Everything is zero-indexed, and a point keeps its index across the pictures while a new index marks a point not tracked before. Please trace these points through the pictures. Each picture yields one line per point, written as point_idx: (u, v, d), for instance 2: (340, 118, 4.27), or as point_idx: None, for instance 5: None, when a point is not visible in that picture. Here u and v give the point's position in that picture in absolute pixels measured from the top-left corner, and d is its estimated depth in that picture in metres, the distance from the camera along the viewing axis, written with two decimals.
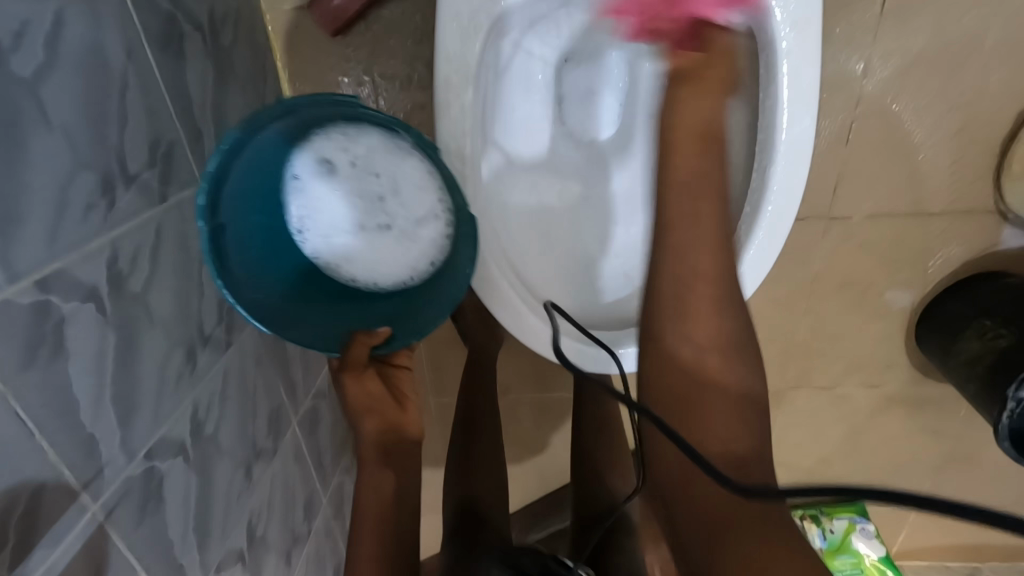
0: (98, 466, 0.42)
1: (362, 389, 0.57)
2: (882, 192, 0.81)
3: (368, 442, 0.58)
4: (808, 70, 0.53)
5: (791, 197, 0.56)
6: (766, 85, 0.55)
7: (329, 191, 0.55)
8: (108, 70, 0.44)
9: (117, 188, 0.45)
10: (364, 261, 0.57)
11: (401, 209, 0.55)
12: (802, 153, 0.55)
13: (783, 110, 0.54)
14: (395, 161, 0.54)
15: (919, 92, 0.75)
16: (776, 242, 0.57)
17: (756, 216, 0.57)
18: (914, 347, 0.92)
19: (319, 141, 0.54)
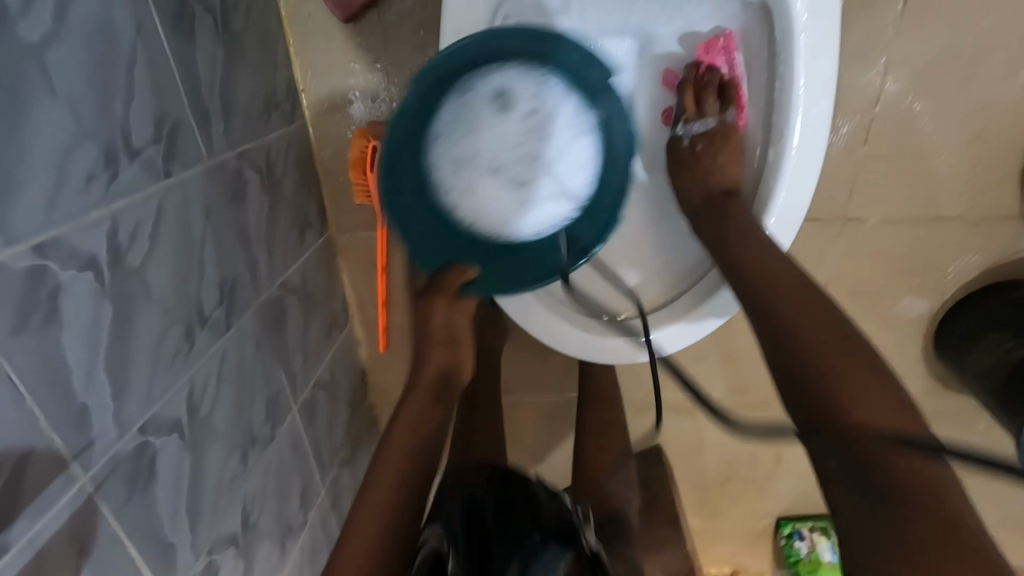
0: (89, 437, 0.42)
1: (440, 315, 0.60)
2: (900, 195, 0.79)
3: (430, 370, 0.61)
4: (822, 53, 0.52)
5: (803, 184, 0.55)
6: (779, 70, 0.54)
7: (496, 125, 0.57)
8: (116, 43, 0.45)
9: (120, 161, 0.45)
10: (477, 199, 0.59)
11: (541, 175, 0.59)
12: (818, 140, 0.54)
13: (799, 97, 0.53)
14: (566, 136, 0.58)
15: (940, 91, 0.73)
16: (789, 230, 0.57)
17: (766, 202, 0.57)
18: (931, 358, 0.90)
19: (519, 78, 0.57)
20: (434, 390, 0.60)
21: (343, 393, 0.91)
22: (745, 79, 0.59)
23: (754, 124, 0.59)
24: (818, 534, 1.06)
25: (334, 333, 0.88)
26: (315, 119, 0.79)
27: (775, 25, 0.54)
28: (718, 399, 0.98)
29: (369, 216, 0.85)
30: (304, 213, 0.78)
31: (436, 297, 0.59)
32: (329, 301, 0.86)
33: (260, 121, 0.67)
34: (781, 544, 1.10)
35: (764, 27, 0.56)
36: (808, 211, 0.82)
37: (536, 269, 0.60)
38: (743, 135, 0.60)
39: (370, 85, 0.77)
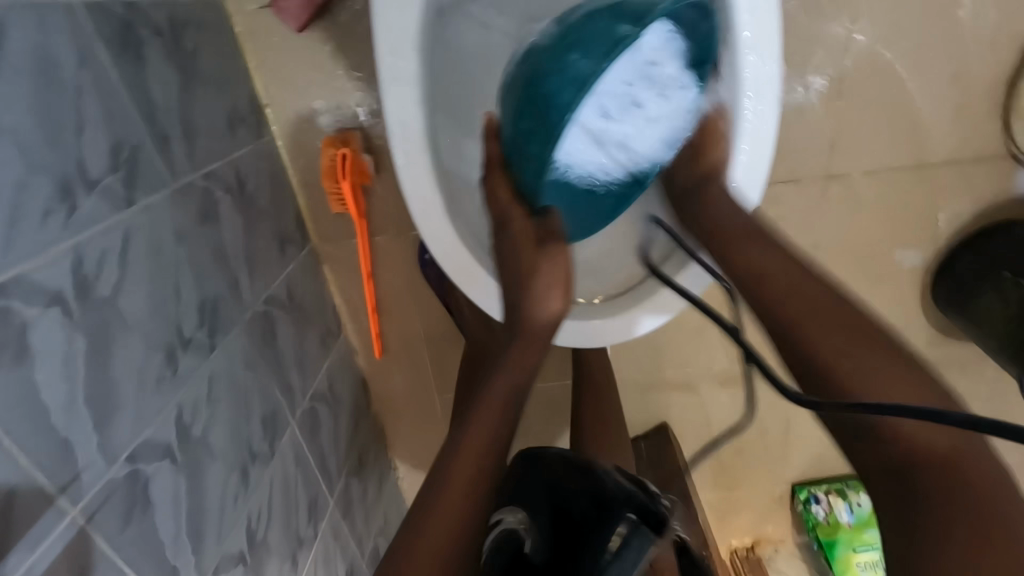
0: (74, 471, 0.42)
1: (551, 258, 0.57)
2: (881, 146, 0.78)
3: (540, 313, 0.55)
4: (764, 12, 0.50)
5: (761, 145, 0.55)
6: (721, 28, 0.52)
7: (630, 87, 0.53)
8: (60, 76, 0.44)
9: (78, 194, 0.45)
10: (578, 147, 0.56)
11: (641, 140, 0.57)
12: (769, 98, 0.53)
13: (744, 57, 0.51)
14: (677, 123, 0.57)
15: (910, 36, 0.71)
16: (751, 192, 0.57)
17: (727, 169, 0.56)
18: (930, 308, 0.88)
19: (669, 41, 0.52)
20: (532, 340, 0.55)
21: (343, 401, 0.91)
22: None
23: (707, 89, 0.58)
24: (834, 497, 1.05)
25: (328, 343, 0.88)
26: (284, 131, 0.79)
27: None
28: (720, 371, 0.97)
29: (350, 224, 0.85)
30: (283, 227, 0.78)
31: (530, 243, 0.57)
32: (320, 312, 0.86)
33: (225, 140, 0.67)
34: (799, 509, 1.09)
35: None
36: (790, 173, 0.80)
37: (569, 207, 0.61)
38: None
39: (333, 92, 0.76)
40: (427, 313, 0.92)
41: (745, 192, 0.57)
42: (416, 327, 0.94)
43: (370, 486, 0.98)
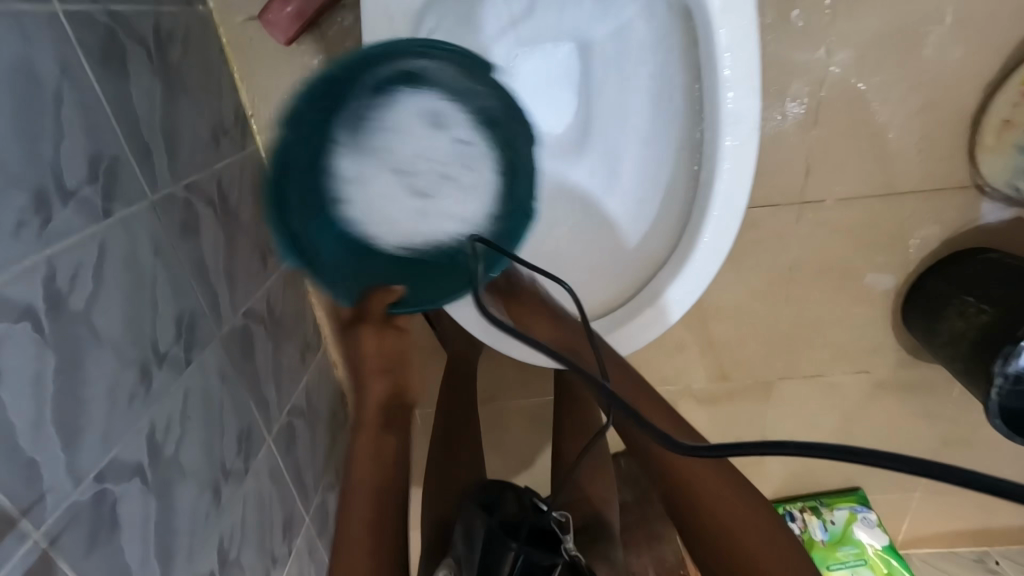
0: (39, 492, 0.41)
1: (382, 342, 0.65)
2: (853, 174, 0.80)
3: (370, 401, 0.65)
4: (745, 47, 0.52)
5: (741, 175, 0.55)
6: (705, 62, 0.54)
7: (421, 137, 0.58)
8: (41, 86, 0.44)
9: (53, 206, 0.44)
10: (369, 208, 0.58)
11: (450, 197, 0.59)
12: (749, 128, 0.54)
13: (725, 88, 0.53)
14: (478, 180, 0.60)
15: (882, 71, 0.74)
16: (731, 223, 0.56)
17: (709, 196, 0.56)
18: (901, 330, 0.91)
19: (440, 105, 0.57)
20: (383, 420, 0.64)
21: (321, 417, 0.89)
22: (676, 71, 0.59)
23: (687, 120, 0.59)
24: (809, 514, 1.07)
25: (308, 357, 0.87)
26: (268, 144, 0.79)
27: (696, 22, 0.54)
28: (698, 388, 0.99)
29: None
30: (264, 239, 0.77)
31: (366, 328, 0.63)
32: (300, 325, 0.85)
33: (208, 151, 0.66)
34: None
35: (683, 20, 0.56)
36: (768, 197, 0.83)
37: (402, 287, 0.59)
38: (680, 129, 0.60)
39: None
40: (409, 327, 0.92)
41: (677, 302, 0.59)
42: None
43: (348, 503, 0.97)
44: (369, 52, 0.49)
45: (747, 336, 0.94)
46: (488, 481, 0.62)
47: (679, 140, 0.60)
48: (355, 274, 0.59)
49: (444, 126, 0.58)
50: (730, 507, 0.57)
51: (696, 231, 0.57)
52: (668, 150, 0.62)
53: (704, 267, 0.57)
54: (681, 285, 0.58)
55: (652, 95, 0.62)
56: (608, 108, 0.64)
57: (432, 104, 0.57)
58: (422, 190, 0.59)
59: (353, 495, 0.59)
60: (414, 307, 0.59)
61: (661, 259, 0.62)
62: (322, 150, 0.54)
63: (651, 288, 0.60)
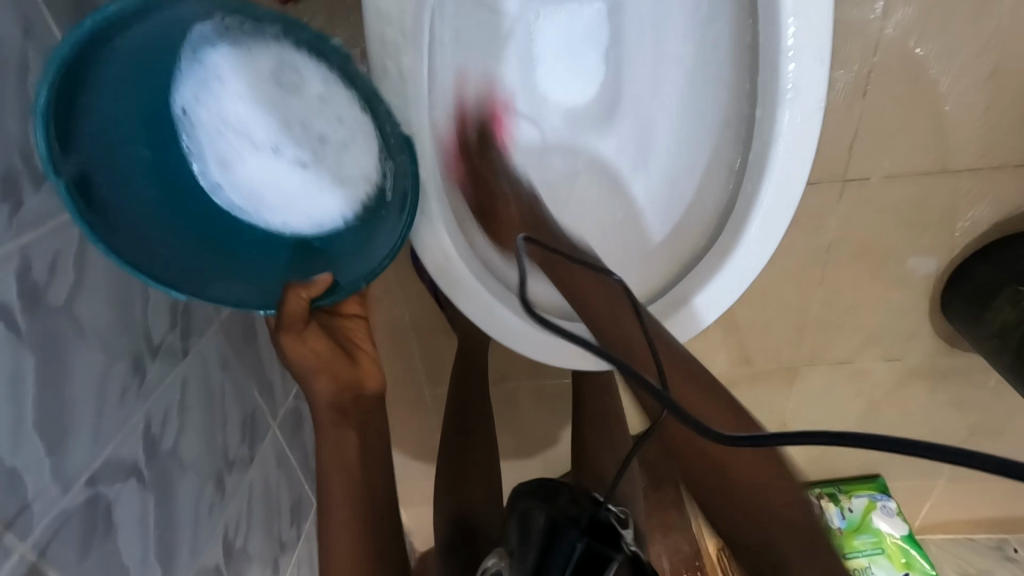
0: (23, 502, 0.38)
1: (310, 348, 0.54)
2: (902, 150, 0.73)
3: (320, 405, 0.55)
4: (817, 7, 0.44)
5: (799, 158, 0.49)
6: (765, 25, 0.47)
7: (275, 96, 0.43)
8: (2, 51, 0.38)
9: (24, 189, 0.39)
10: (247, 200, 0.47)
11: (335, 163, 0.47)
12: (813, 103, 0.47)
13: (788, 56, 0.46)
14: (364, 135, 0.46)
15: (946, 33, 0.66)
16: (782, 212, 0.50)
17: (759, 183, 0.50)
18: (938, 317, 0.86)
19: (263, 51, 0.41)
20: (338, 411, 0.55)
21: None
22: (725, 36, 0.53)
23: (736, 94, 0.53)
24: (826, 500, 1.04)
25: None
26: None
27: None
28: (719, 374, 0.95)
29: None
30: None
31: (282, 336, 0.52)
32: None
33: None
34: None
35: None
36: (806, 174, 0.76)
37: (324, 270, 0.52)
38: (727, 103, 0.54)
39: None
40: (419, 307, 0.88)
41: (714, 299, 0.54)
42: (407, 321, 0.90)
43: None
44: (112, 20, 0.34)
45: (772, 321, 0.89)
46: (538, 480, 0.55)
47: (725, 115, 0.55)
48: (253, 276, 0.50)
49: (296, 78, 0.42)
50: (762, 488, 0.41)
51: (741, 221, 0.52)
52: (712, 124, 0.56)
53: (749, 260, 0.52)
54: (723, 281, 0.53)
55: (693, 63, 0.56)
56: (644, 74, 0.58)
57: (265, 54, 0.41)
58: (298, 162, 0.46)
59: (328, 511, 0.52)
60: (341, 296, 0.50)
61: (698, 245, 0.56)
62: (162, 158, 0.44)
63: (688, 283, 0.54)
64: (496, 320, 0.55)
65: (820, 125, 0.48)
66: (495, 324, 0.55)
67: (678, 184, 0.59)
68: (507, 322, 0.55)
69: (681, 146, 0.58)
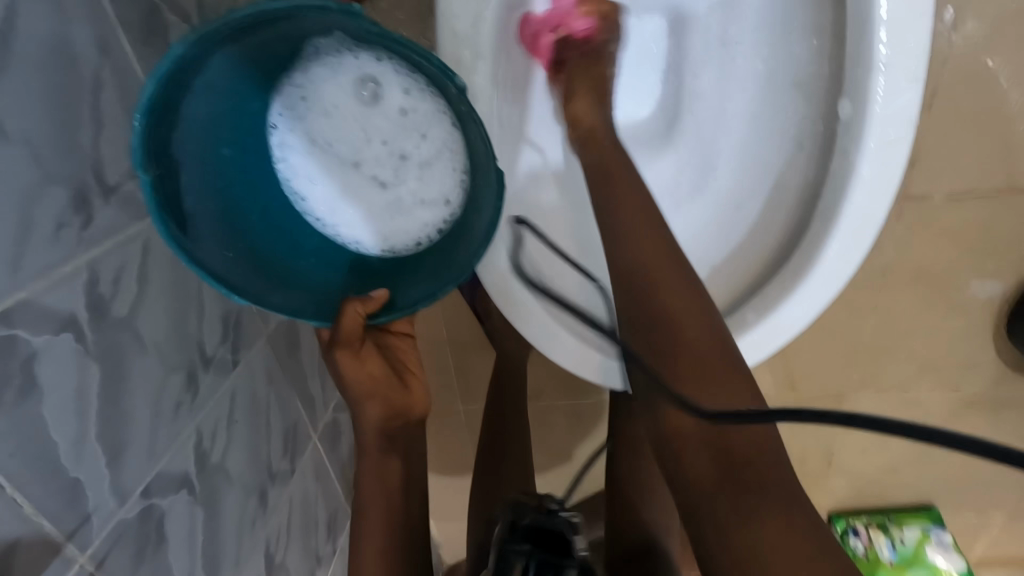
0: (82, 514, 0.38)
1: (364, 372, 0.53)
2: (968, 169, 0.70)
3: (369, 428, 0.55)
4: (912, 26, 0.43)
5: (885, 182, 0.47)
6: (854, 44, 0.46)
7: (362, 113, 0.47)
8: (79, 69, 0.39)
9: (94, 203, 0.40)
10: (326, 205, 0.50)
11: (413, 178, 0.49)
12: (902, 125, 0.46)
13: (878, 75, 0.45)
14: (443, 153, 0.47)
15: (1019, 48, 0.63)
16: (863, 236, 0.49)
17: (840, 202, 0.49)
18: (1003, 343, 0.81)
19: (372, 70, 0.44)
20: (386, 441, 0.55)
21: None
22: (799, 58, 0.53)
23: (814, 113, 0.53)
24: (876, 532, 0.99)
25: None
26: None
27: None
28: None
29: None
30: None
31: (338, 352, 0.51)
32: None
33: None
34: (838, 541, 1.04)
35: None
36: None
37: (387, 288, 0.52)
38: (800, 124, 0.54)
39: None
40: (457, 320, 0.88)
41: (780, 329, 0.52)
42: (445, 334, 0.89)
43: None
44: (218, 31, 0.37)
45: (823, 343, 0.85)
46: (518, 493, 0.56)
47: (797, 137, 0.54)
48: (309, 286, 0.50)
49: (383, 95, 0.46)
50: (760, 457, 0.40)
51: (818, 243, 0.50)
52: (779, 145, 0.56)
53: (824, 288, 0.50)
54: (794, 307, 0.51)
55: (764, 82, 0.55)
56: (708, 94, 0.58)
57: (357, 74, 0.45)
58: (380, 178, 0.49)
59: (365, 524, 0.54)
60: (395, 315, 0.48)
61: (753, 275, 0.56)
62: (248, 162, 0.48)
63: (755, 310, 0.52)
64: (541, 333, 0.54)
65: (909, 150, 0.46)
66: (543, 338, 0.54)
67: (743, 206, 0.58)
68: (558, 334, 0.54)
69: (747, 166, 0.57)
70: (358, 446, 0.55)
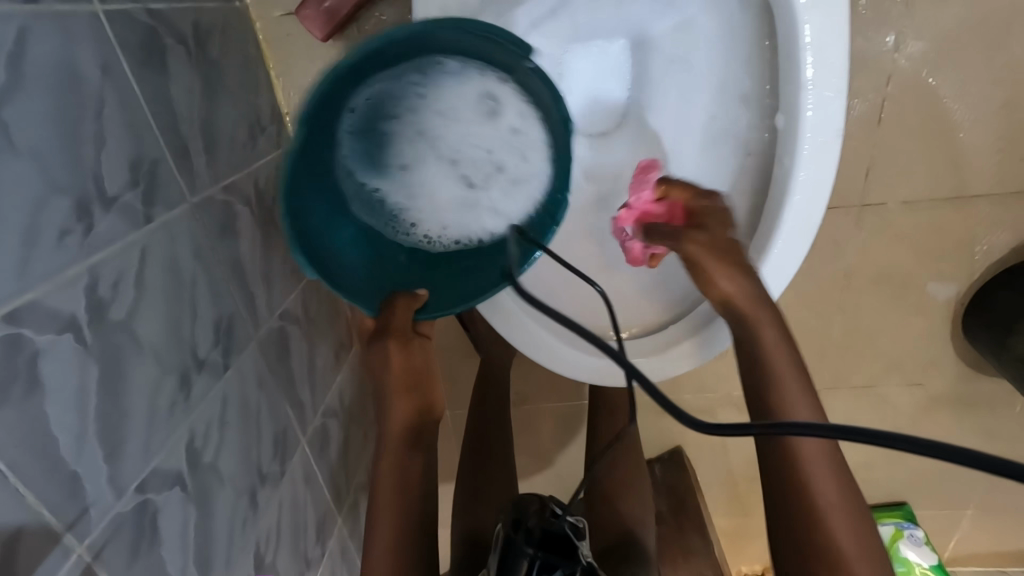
0: (82, 505, 0.40)
1: (389, 364, 0.57)
2: (919, 177, 0.75)
3: (391, 420, 0.57)
4: (832, 46, 0.48)
5: (819, 186, 0.52)
6: (787, 62, 0.51)
7: (476, 124, 0.58)
8: (82, 87, 0.42)
9: (94, 212, 0.42)
10: (414, 190, 0.60)
11: (496, 188, 0.59)
12: (831, 136, 0.50)
13: (807, 91, 0.50)
14: (530, 176, 0.59)
15: (956, 66, 0.68)
16: (805, 237, 0.53)
17: (780, 206, 0.53)
18: (961, 342, 0.85)
19: (507, 92, 0.57)
20: (410, 437, 0.57)
21: (353, 415, 0.88)
22: (742, 72, 0.57)
23: (759, 126, 0.57)
24: None
25: (341, 357, 0.86)
26: None
27: (778, 22, 0.51)
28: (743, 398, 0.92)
29: None
30: None
31: (391, 340, 0.57)
32: (333, 326, 0.84)
33: (244, 149, 0.65)
34: None
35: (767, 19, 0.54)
36: None
37: (429, 272, 0.61)
38: (748, 136, 0.58)
39: None
40: (441, 328, 0.90)
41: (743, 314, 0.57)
42: None
43: None
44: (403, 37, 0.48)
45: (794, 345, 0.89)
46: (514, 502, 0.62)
47: (745, 147, 0.59)
48: (354, 267, 0.58)
49: (502, 116, 0.57)
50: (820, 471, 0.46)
51: (764, 243, 0.54)
52: (730, 152, 0.60)
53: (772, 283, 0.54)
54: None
55: (717, 96, 0.60)
56: (668, 106, 0.62)
57: (490, 92, 0.57)
58: (471, 179, 0.59)
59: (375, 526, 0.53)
60: (433, 313, 0.57)
61: None
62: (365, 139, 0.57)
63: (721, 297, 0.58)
64: (526, 339, 0.60)
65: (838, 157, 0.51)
66: (530, 343, 0.60)
67: None
68: (544, 340, 0.60)
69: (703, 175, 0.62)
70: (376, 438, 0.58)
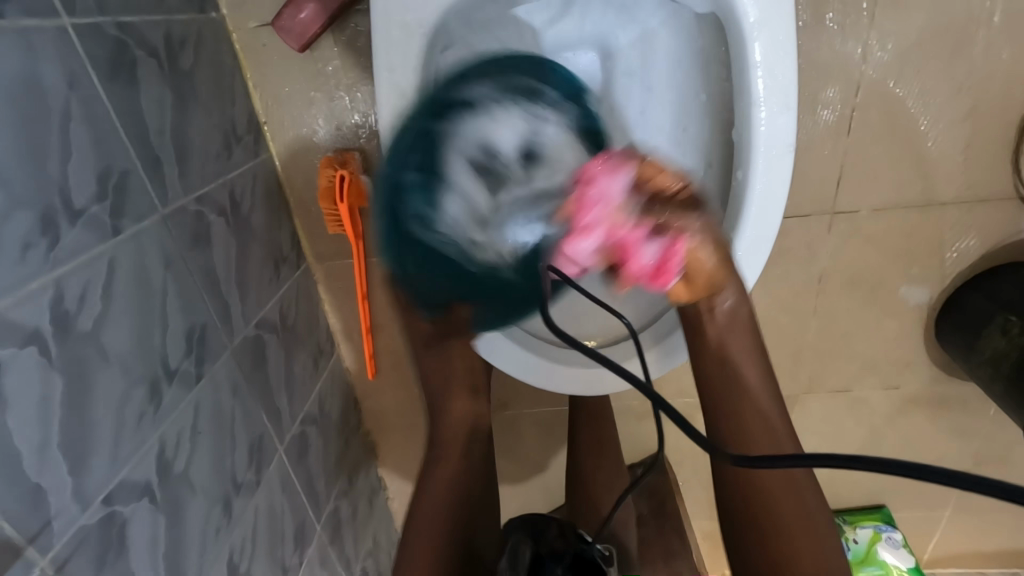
0: (44, 518, 0.40)
1: (452, 367, 0.64)
2: (886, 185, 0.76)
3: (457, 418, 0.64)
4: (781, 62, 0.49)
5: (775, 199, 0.53)
6: (737, 77, 0.52)
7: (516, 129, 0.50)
8: (48, 101, 0.43)
9: (60, 225, 0.43)
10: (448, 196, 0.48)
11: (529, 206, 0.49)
12: (781, 150, 0.51)
13: (758, 106, 0.51)
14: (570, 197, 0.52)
15: (921, 76, 0.70)
16: (762, 247, 0.54)
17: (738, 217, 0.54)
18: (933, 345, 0.87)
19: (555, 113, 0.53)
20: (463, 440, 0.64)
21: (333, 423, 0.89)
22: (699, 83, 0.59)
23: (715, 141, 0.59)
24: None
25: (321, 364, 0.86)
26: (281, 150, 0.78)
27: (729, 39, 0.52)
28: None
29: (347, 243, 0.84)
30: (277, 249, 0.77)
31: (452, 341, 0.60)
32: (313, 333, 0.84)
33: (219, 159, 0.65)
34: None
35: (716, 34, 0.54)
36: (796, 206, 0.79)
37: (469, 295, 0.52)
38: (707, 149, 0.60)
39: (334, 111, 0.75)
40: None
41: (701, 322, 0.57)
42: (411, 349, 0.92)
43: (360, 510, 0.97)
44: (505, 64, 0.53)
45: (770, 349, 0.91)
46: (527, 514, 0.65)
47: (705, 160, 0.60)
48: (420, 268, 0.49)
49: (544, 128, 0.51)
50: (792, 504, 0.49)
51: None
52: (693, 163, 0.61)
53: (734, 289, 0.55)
54: None
55: (678, 108, 0.61)
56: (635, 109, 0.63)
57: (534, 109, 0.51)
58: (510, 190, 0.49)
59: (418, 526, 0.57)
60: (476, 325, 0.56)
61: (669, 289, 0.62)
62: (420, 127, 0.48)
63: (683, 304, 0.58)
64: (524, 371, 0.63)
65: (792, 169, 0.52)
66: (529, 372, 0.63)
67: None
68: (538, 366, 0.63)
69: None
70: (438, 447, 0.63)
